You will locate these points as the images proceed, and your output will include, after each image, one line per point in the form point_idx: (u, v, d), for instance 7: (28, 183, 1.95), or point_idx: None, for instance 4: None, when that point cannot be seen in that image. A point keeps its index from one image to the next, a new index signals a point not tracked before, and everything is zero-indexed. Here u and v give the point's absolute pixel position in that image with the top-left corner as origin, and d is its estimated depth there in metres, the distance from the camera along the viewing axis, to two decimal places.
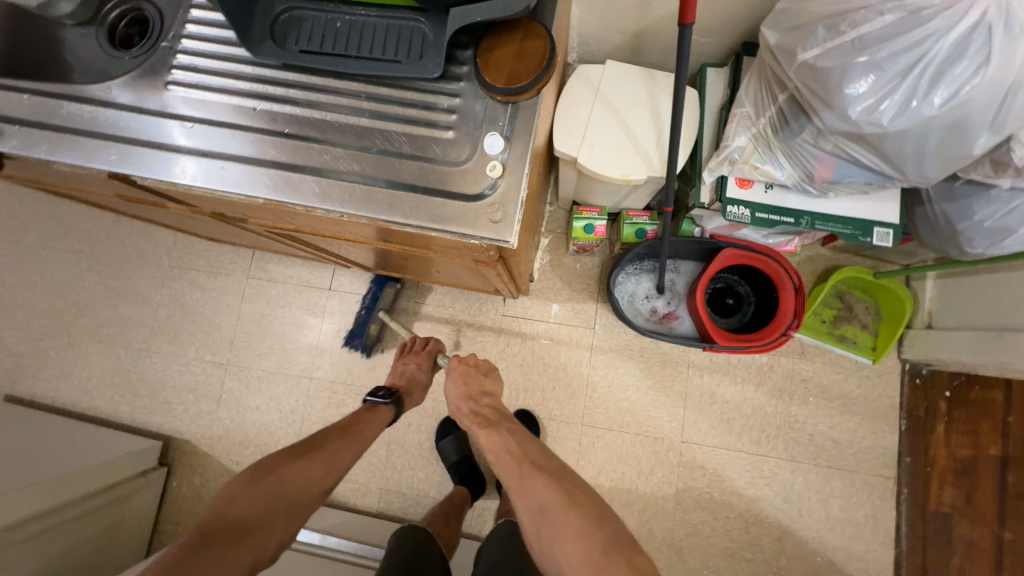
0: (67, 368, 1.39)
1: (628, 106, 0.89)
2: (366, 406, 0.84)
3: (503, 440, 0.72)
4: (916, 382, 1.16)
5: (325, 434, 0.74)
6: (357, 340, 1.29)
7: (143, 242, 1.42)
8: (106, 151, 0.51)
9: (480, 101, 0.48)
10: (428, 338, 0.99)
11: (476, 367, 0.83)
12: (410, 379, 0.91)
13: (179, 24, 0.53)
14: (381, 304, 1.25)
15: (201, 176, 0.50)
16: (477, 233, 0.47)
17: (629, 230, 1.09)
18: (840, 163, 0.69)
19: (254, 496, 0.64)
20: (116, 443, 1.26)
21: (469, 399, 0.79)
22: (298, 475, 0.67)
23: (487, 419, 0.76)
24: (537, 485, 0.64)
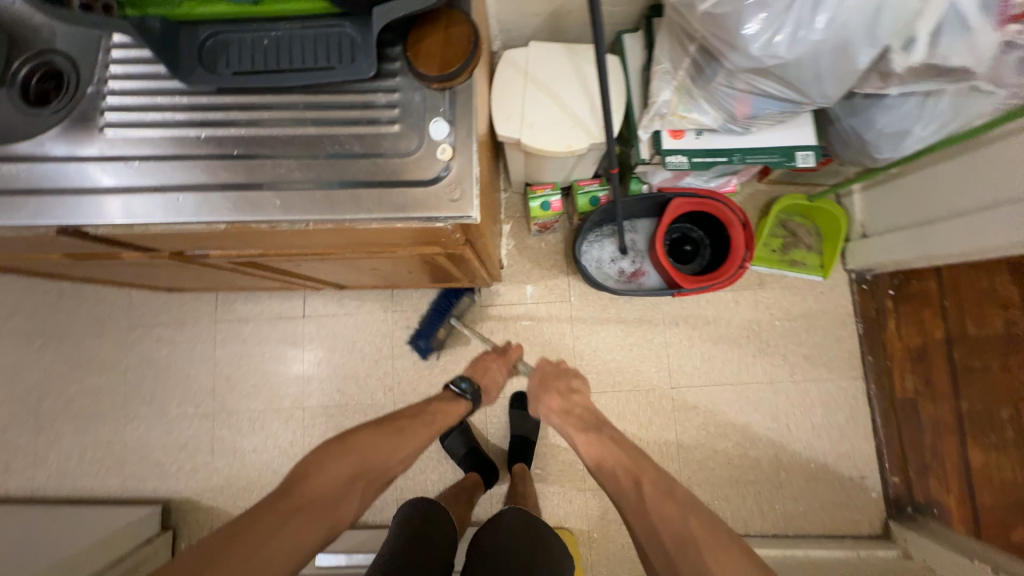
0: (40, 455, 1.32)
1: (558, 81, 0.94)
2: (450, 394, 0.92)
3: (612, 451, 0.82)
4: (864, 288, 1.27)
5: (405, 420, 0.83)
6: (421, 340, 1.26)
7: (96, 308, 1.35)
8: (51, 206, 0.51)
9: (418, 92, 0.51)
10: (506, 344, 1.06)
11: (563, 371, 0.97)
12: (490, 378, 0.98)
13: (100, 66, 0.52)
14: (455, 310, 1.25)
15: (140, 212, 0.50)
16: (442, 214, 0.50)
17: (583, 200, 1.15)
18: (755, 99, 0.76)
19: (343, 469, 0.72)
20: (112, 518, 1.21)
21: (561, 397, 0.91)
22: (383, 455, 0.76)
23: (584, 422, 0.88)
24: (659, 504, 0.73)
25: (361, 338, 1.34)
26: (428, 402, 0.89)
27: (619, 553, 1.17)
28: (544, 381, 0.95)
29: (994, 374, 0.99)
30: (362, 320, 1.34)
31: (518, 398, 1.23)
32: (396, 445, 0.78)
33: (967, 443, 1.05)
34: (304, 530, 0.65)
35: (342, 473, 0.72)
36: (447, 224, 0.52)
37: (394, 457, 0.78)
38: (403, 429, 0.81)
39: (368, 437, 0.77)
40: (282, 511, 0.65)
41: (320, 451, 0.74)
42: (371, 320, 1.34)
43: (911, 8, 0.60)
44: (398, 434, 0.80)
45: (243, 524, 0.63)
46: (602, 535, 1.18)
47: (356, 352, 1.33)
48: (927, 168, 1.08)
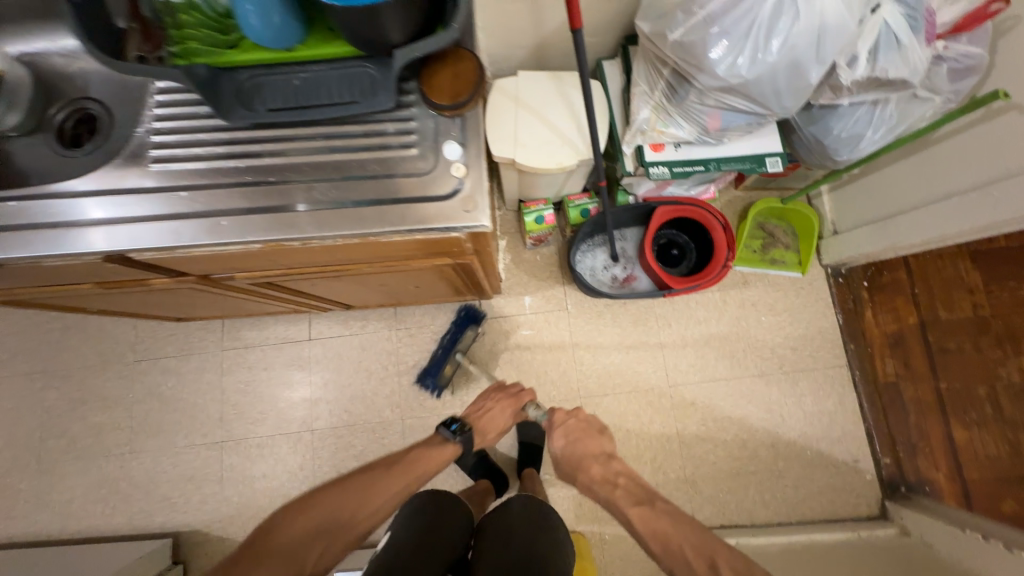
0: (44, 496, 1.30)
1: (548, 106, 1.02)
2: (440, 437, 0.96)
3: (674, 523, 0.76)
4: (840, 281, 1.35)
5: (381, 471, 0.84)
6: (429, 379, 1.31)
7: (102, 343, 1.37)
8: (63, 240, 0.55)
9: (432, 119, 0.58)
10: (520, 386, 1.11)
11: (590, 424, 0.98)
12: (488, 418, 1.04)
13: (146, 109, 0.58)
14: (460, 346, 1.30)
15: (120, 241, 0.55)
16: (458, 223, 0.56)
17: (575, 212, 1.23)
18: (725, 114, 0.85)
19: (309, 520, 0.73)
20: (120, 554, 1.19)
21: (601, 465, 0.90)
22: (353, 506, 0.77)
23: (634, 496, 0.82)
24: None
25: (367, 357, 1.37)
26: (412, 450, 0.92)
27: (632, 552, 1.19)
28: (576, 435, 0.95)
29: (967, 354, 1.17)
30: (368, 340, 1.38)
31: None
32: (369, 495, 0.79)
33: (949, 419, 1.18)
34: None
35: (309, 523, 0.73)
36: (462, 232, 0.58)
37: (369, 507, 0.78)
38: (376, 480, 0.82)
39: (335, 491, 0.78)
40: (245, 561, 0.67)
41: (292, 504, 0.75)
42: (376, 339, 1.38)
43: (850, 31, 0.70)
44: (369, 486, 0.80)
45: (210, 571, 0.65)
46: (612, 535, 1.20)
47: (363, 371, 1.37)
48: (884, 168, 1.18)
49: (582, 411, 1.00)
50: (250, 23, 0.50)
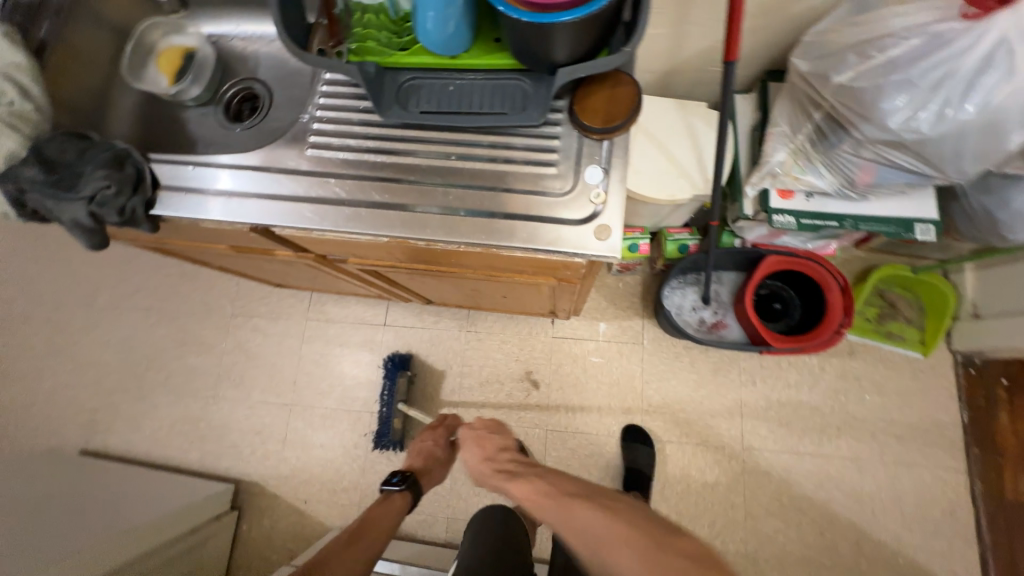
0: (138, 419, 1.46)
1: (669, 135, 0.98)
2: (382, 494, 0.84)
3: (530, 481, 0.65)
4: (971, 373, 1.17)
5: (322, 559, 0.68)
6: (384, 440, 1.28)
7: (208, 294, 1.51)
8: (194, 203, 0.60)
9: (577, 140, 0.56)
10: (444, 415, 1.02)
11: (487, 428, 0.83)
12: (426, 459, 0.93)
13: (313, 97, 0.62)
14: (398, 396, 1.30)
15: (229, 212, 0.60)
16: (587, 250, 0.54)
17: (672, 247, 1.16)
18: (880, 168, 0.77)
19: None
20: (192, 488, 1.30)
21: (491, 460, 0.75)
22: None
23: (511, 469, 0.71)
24: (583, 514, 0.56)
25: (432, 352, 1.39)
26: (362, 518, 0.78)
27: None
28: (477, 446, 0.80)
29: None
30: (437, 335, 1.40)
31: (628, 430, 1.24)
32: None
33: None
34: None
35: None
36: (587, 259, 0.56)
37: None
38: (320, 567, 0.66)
39: None
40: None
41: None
42: (445, 337, 1.40)
43: None
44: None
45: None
46: None
47: (426, 364, 1.39)
48: None
49: (480, 419, 0.86)
50: (426, 28, 0.51)
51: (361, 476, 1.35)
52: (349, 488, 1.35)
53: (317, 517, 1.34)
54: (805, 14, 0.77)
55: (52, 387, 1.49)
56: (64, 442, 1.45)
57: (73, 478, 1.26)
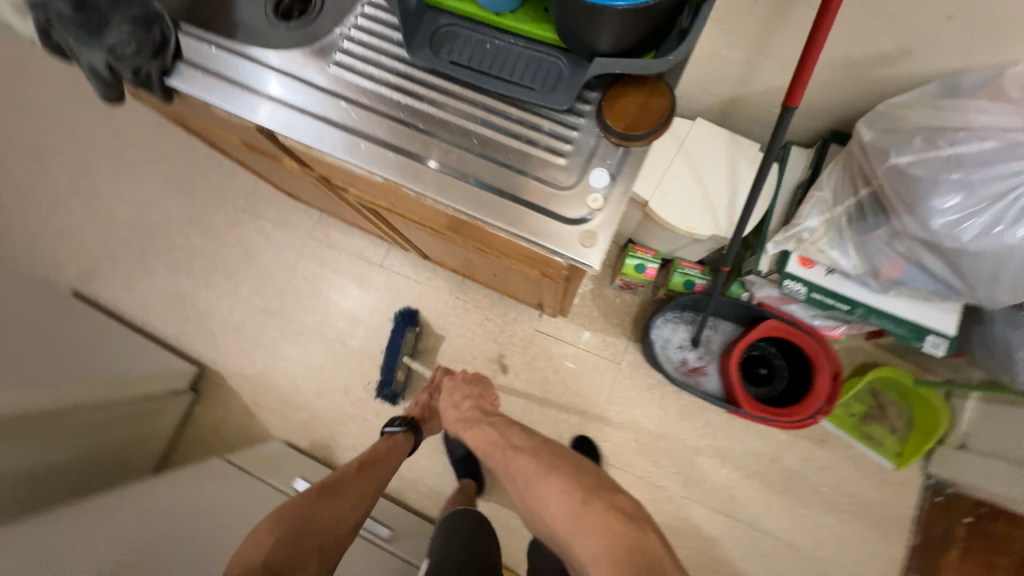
0: (132, 280, 1.51)
1: (709, 165, 0.93)
2: (384, 433, 1.00)
3: (486, 433, 0.88)
4: (938, 500, 1.11)
5: (344, 481, 0.84)
6: (386, 389, 1.31)
7: (227, 183, 1.54)
8: (215, 89, 0.60)
9: (595, 137, 0.53)
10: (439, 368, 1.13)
11: (465, 379, 1.00)
12: (424, 407, 1.07)
13: (353, 15, 0.60)
14: (405, 348, 1.33)
15: (278, 122, 0.59)
16: (567, 252, 0.52)
17: (678, 279, 1.13)
18: (908, 266, 0.72)
19: (281, 537, 0.71)
20: (161, 358, 1.36)
21: (453, 408, 0.95)
22: (326, 517, 0.76)
23: (472, 418, 0.92)
24: (524, 464, 0.81)
25: (417, 307, 1.40)
26: (369, 454, 0.93)
27: None
28: (449, 396, 0.97)
29: None
30: (427, 292, 1.41)
31: (579, 443, 1.23)
32: (346, 496, 0.81)
33: None
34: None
35: (278, 537, 0.71)
36: (566, 261, 0.54)
37: (346, 514, 0.79)
38: (342, 487, 0.83)
39: (309, 503, 0.77)
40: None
41: (253, 541, 0.70)
42: (433, 295, 1.40)
43: None
44: (335, 495, 0.81)
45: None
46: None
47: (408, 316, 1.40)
48: None
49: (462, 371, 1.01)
50: None
51: (315, 399, 1.39)
52: (301, 406, 1.39)
53: (265, 423, 1.39)
54: (890, 80, 0.71)
55: (65, 225, 1.55)
56: (62, 278, 1.52)
57: (58, 312, 1.32)
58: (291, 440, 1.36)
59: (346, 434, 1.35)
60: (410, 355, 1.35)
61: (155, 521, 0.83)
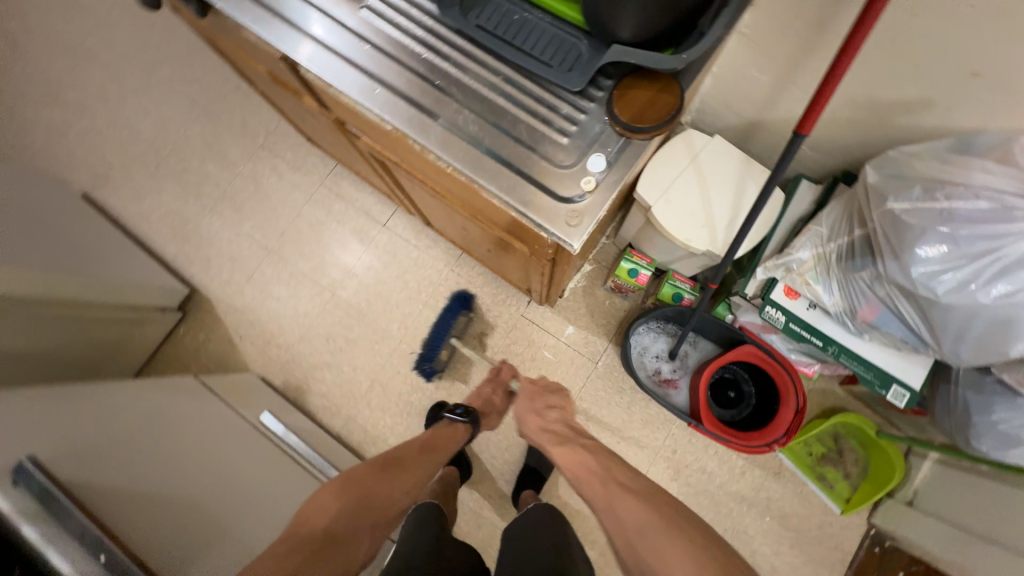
0: (141, 194, 1.54)
1: (717, 182, 0.94)
2: (447, 420, 1.00)
3: (582, 456, 0.80)
4: (874, 550, 1.15)
5: (407, 458, 0.85)
6: (426, 364, 1.31)
7: (250, 117, 1.55)
8: (246, 10, 0.61)
9: (600, 124, 0.54)
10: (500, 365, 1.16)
11: (546, 387, 1.00)
12: (485, 402, 1.08)
13: None
14: (453, 331, 1.31)
15: (308, 56, 0.60)
16: (552, 228, 0.53)
17: (667, 290, 1.14)
18: (883, 311, 0.74)
19: (346, 501, 0.71)
20: (155, 274, 1.38)
21: (538, 416, 0.92)
22: (388, 493, 0.77)
23: (560, 436, 0.86)
24: (630, 505, 0.69)
25: (411, 272, 1.43)
26: (430, 438, 0.93)
27: None
28: (529, 398, 0.98)
29: None
30: (424, 259, 1.43)
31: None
32: (406, 476, 0.82)
33: None
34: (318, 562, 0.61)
35: (342, 501, 0.71)
36: (549, 238, 0.55)
37: (403, 494, 0.79)
38: (405, 466, 0.83)
39: (372, 475, 0.77)
40: (294, 552, 0.61)
41: (317, 503, 0.70)
42: (430, 264, 1.42)
43: None
44: (398, 473, 0.81)
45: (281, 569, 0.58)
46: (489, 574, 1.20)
47: (401, 279, 1.43)
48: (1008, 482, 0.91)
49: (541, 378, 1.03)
50: None
51: (296, 342, 1.42)
52: (281, 346, 1.42)
53: (244, 356, 1.42)
54: (904, 128, 0.72)
55: (86, 127, 1.57)
56: (74, 179, 1.54)
57: (65, 210, 1.34)
58: (266, 376, 1.39)
59: (320, 380, 1.38)
60: (457, 337, 1.34)
61: (121, 418, 0.85)
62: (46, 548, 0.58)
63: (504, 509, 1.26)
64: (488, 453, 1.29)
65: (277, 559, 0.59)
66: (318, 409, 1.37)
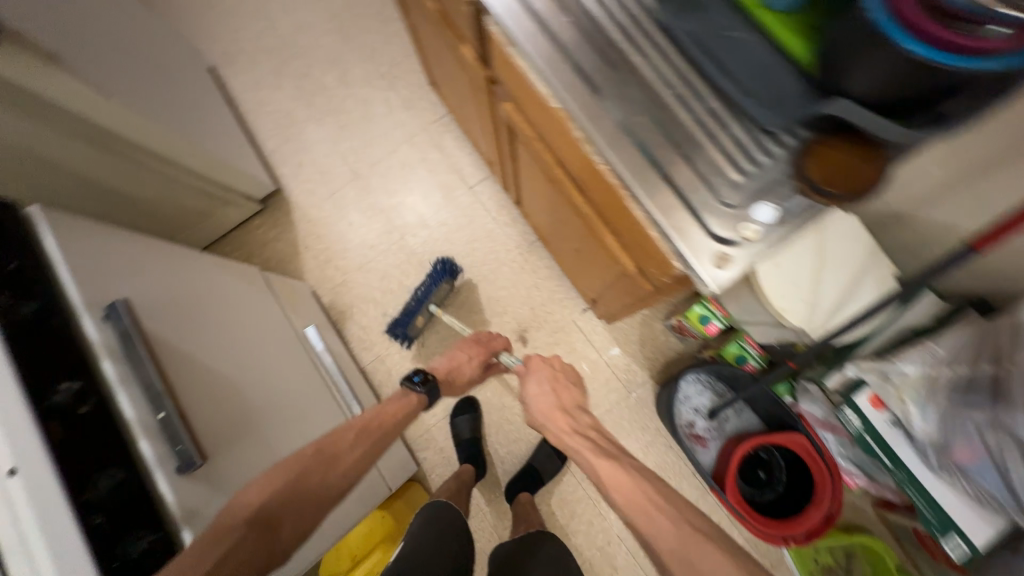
0: (260, 83, 1.59)
1: (835, 263, 0.87)
2: (404, 386, 0.94)
3: (632, 480, 0.75)
4: None
5: (341, 445, 0.77)
6: (399, 328, 1.29)
7: (380, 44, 1.57)
8: None
9: (779, 171, 0.51)
10: (489, 333, 1.08)
11: (566, 373, 1.00)
12: (456, 366, 1.02)
13: None
14: (434, 297, 1.31)
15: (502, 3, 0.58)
16: (697, 263, 0.52)
17: (733, 349, 1.13)
18: (983, 460, 0.66)
19: (269, 497, 0.65)
20: (252, 162, 1.43)
21: (569, 417, 0.90)
22: (316, 487, 0.71)
23: (602, 448, 0.83)
24: (704, 549, 0.63)
25: (481, 242, 1.43)
26: (373, 417, 0.85)
27: None
28: (549, 385, 0.96)
29: None
30: (498, 234, 1.43)
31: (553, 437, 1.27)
32: (340, 463, 0.76)
33: None
34: (237, 555, 0.59)
35: (263, 500, 0.65)
36: (685, 270, 0.54)
37: (333, 483, 0.73)
38: (337, 456, 0.76)
39: (299, 464, 0.71)
40: (213, 547, 0.57)
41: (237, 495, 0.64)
42: (502, 240, 1.42)
43: None
44: (328, 462, 0.74)
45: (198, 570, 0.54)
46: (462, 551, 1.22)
47: (469, 245, 1.43)
48: None
49: (559, 361, 1.02)
50: None
51: (354, 270, 1.45)
52: (338, 269, 1.45)
53: (303, 265, 1.46)
54: None
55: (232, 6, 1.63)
56: (206, 49, 1.61)
57: (194, 76, 1.40)
58: (316, 291, 1.43)
59: (363, 313, 1.42)
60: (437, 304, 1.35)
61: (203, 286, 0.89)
62: (118, 386, 0.59)
63: (492, 496, 1.27)
64: (496, 439, 1.30)
65: (192, 557, 0.54)
66: (353, 339, 1.40)
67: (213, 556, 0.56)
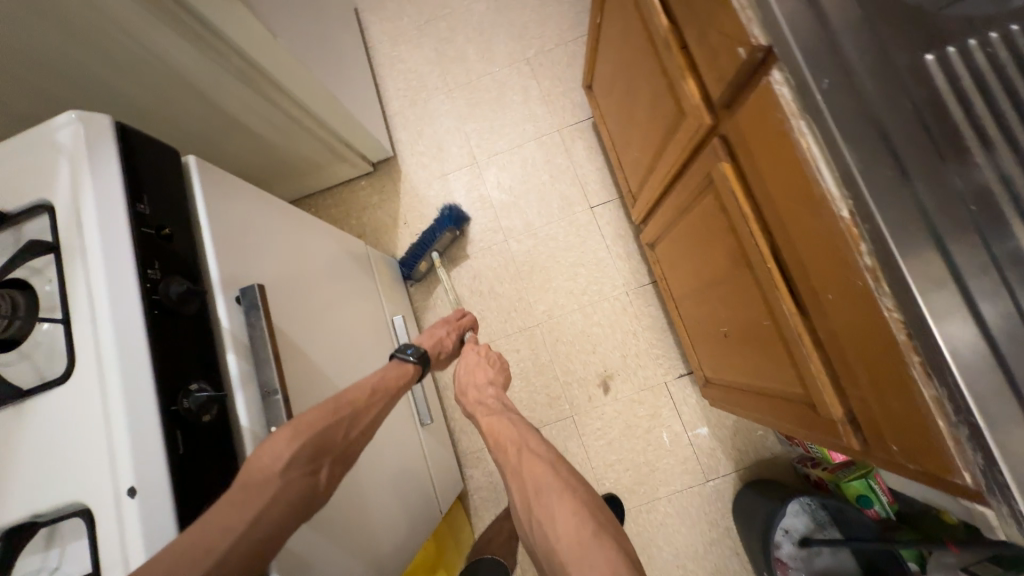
0: (400, 38, 1.50)
1: None
2: (393, 362, 0.75)
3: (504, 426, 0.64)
4: None
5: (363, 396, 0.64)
6: (406, 268, 1.30)
7: (535, 25, 1.44)
8: None
9: None
10: (460, 311, 0.95)
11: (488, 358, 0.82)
12: (433, 342, 0.83)
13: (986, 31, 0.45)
14: (439, 245, 1.27)
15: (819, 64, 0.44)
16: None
17: (857, 486, 0.99)
18: None
19: (304, 445, 0.52)
20: (377, 122, 1.36)
21: (476, 390, 0.75)
22: (344, 441, 0.58)
23: (493, 408, 0.70)
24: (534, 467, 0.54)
25: (588, 268, 1.31)
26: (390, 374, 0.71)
27: None
28: (473, 363, 0.80)
29: None
30: (607, 265, 1.30)
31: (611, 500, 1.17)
32: (367, 417, 0.63)
33: None
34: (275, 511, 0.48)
35: (298, 448, 0.51)
36: (988, 497, 0.39)
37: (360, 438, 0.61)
38: (361, 408, 0.62)
39: (325, 412, 0.57)
40: (241, 509, 0.46)
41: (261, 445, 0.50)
42: (610, 273, 1.30)
43: None
44: (355, 414, 0.61)
45: (224, 539, 0.44)
46: None
47: (573, 268, 1.31)
48: None
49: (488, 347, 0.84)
50: None
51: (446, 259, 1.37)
52: None
53: (397, 240, 1.40)
54: None
55: None
56: None
57: (343, 19, 1.33)
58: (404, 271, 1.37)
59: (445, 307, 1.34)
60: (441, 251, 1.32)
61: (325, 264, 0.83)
62: (237, 386, 0.52)
63: None
64: None
65: (219, 521, 0.44)
66: None
67: (246, 516, 0.46)
